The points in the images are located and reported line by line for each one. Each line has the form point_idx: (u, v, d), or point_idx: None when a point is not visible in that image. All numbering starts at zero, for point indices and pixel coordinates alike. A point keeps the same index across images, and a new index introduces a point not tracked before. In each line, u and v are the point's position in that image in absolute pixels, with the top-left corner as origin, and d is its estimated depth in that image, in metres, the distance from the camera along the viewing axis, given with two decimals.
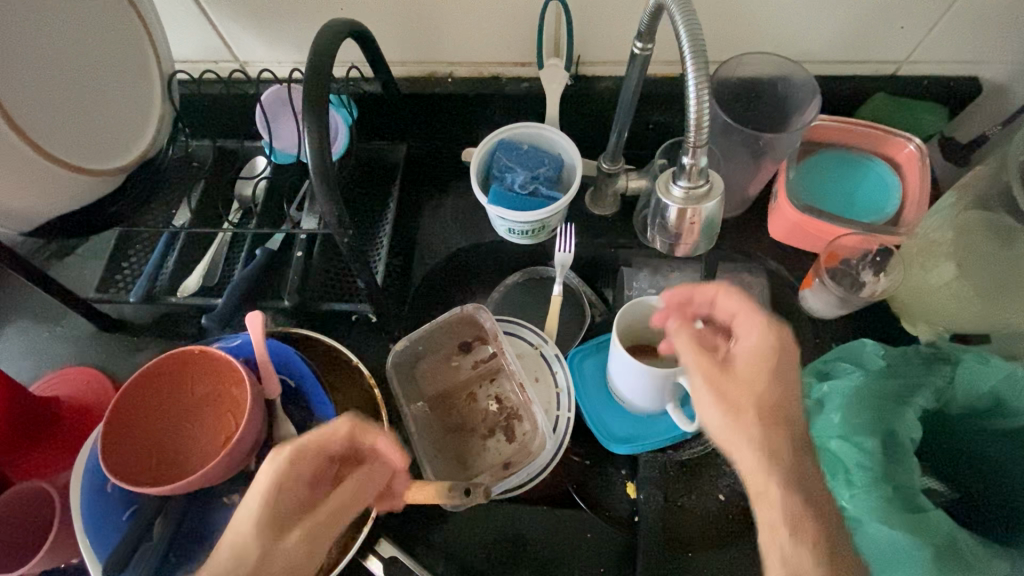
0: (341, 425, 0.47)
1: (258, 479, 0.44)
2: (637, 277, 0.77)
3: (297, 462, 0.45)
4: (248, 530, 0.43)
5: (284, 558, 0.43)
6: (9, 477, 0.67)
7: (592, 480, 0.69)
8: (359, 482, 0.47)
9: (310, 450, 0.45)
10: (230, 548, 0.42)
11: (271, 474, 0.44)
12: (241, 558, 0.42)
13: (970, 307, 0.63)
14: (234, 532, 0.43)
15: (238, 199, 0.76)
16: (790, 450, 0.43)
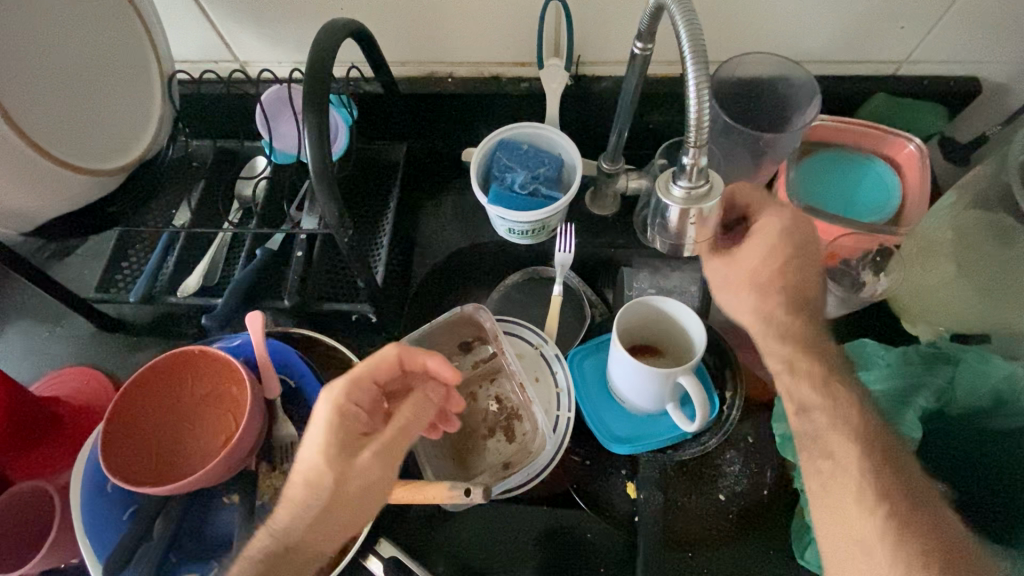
0: (387, 352, 0.49)
1: (317, 414, 0.48)
2: (637, 278, 0.77)
3: (349, 392, 0.48)
4: (316, 457, 0.46)
5: (360, 474, 0.47)
6: (9, 477, 0.67)
7: (594, 480, 0.68)
8: (416, 402, 0.50)
9: (360, 381, 0.48)
10: (306, 475, 0.47)
11: (327, 408, 0.47)
12: (317, 482, 0.46)
13: (972, 307, 0.63)
14: (303, 461, 0.47)
15: (238, 199, 0.76)
16: (781, 311, 0.49)
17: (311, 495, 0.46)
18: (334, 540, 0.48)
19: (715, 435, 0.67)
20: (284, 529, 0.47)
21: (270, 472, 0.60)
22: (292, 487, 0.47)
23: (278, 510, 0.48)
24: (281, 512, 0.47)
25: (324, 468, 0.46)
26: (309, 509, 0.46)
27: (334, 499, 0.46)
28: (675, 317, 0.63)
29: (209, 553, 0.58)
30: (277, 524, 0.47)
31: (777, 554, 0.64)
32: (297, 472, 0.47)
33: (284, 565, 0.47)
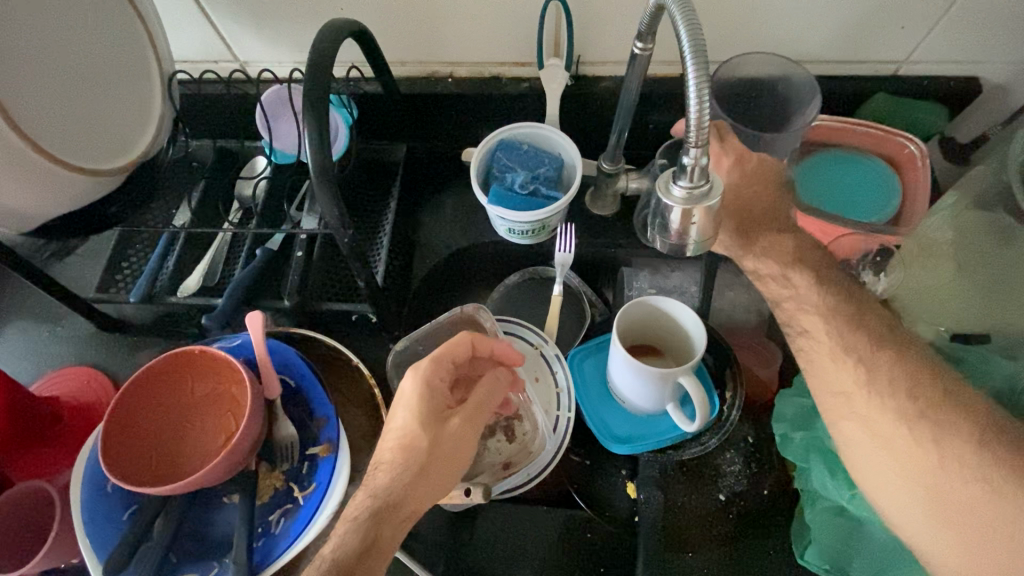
0: (461, 337, 0.55)
1: (402, 390, 0.53)
2: (637, 277, 0.81)
3: (435, 370, 0.53)
4: (411, 425, 0.51)
5: (450, 437, 0.52)
6: (9, 478, 0.67)
7: (593, 480, 0.68)
8: (491, 381, 0.55)
9: (445, 359, 0.54)
10: (400, 441, 0.51)
11: (413, 384, 0.52)
12: (415, 445, 0.51)
13: (973, 306, 0.62)
14: (394, 428, 0.52)
15: (238, 199, 0.76)
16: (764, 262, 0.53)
17: (409, 457, 0.50)
18: (426, 501, 0.52)
19: (715, 435, 0.67)
20: (384, 490, 0.50)
21: (270, 472, 0.60)
22: (385, 453, 0.51)
23: (373, 474, 0.51)
24: (375, 478, 0.51)
25: (421, 432, 0.51)
26: (409, 471, 0.50)
27: (431, 460, 0.51)
28: (673, 315, 0.63)
29: (208, 553, 0.57)
30: (378, 485, 0.50)
31: (777, 553, 0.64)
32: (389, 439, 0.52)
33: (386, 523, 0.50)
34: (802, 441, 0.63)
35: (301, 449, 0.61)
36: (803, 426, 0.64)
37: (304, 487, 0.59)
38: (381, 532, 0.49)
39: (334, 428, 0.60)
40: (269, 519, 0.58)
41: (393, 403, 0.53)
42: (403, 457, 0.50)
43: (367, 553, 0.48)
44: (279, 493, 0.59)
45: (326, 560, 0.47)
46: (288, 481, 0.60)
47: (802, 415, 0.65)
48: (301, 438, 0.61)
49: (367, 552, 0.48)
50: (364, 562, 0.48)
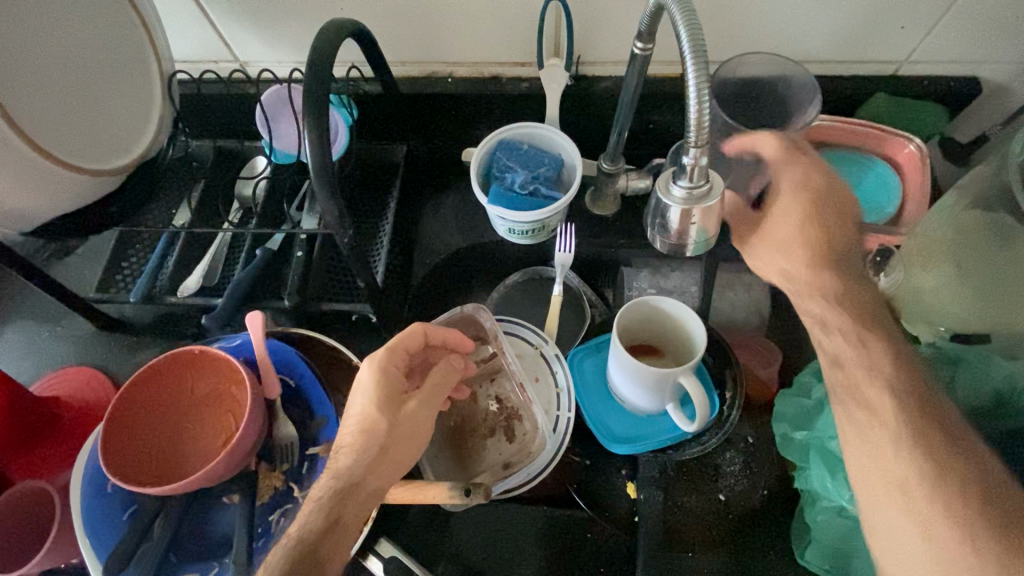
0: (415, 326, 0.55)
1: (360, 379, 0.53)
2: (637, 278, 0.81)
3: (390, 358, 0.53)
4: (368, 410, 0.51)
5: (407, 420, 0.52)
6: (9, 477, 0.67)
7: (593, 480, 0.68)
8: (444, 367, 0.56)
9: (397, 346, 0.54)
10: (359, 425, 0.51)
11: (369, 372, 0.52)
12: (372, 427, 0.50)
13: (971, 308, 0.63)
14: (353, 413, 0.52)
15: (238, 199, 0.76)
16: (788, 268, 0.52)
17: (367, 440, 0.50)
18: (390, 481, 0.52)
19: (715, 435, 0.66)
20: (347, 470, 0.50)
21: (270, 472, 0.60)
22: (346, 437, 0.51)
23: (336, 456, 0.51)
24: (337, 462, 0.51)
25: (377, 416, 0.51)
26: (368, 451, 0.50)
27: (389, 442, 0.51)
28: (674, 314, 0.63)
29: (208, 553, 0.58)
30: (339, 466, 0.50)
31: (778, 554, 0.64)
32: (349, 422, 0.51)
33: (350, 502, 0.49)
34: (801, 441, 0.64)
35: (301, 449, 0.61)
36: (803, 425, 0.65)
37: (304, 487, 0.59)
38: (345, 510, 0.49)
39: (335, 428, 0.61)
40: (269, 519, 0.58)
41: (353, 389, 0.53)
42: (362, 440, 0.50)
43: (330, 531, 0.48)
44: (279, 494, 0.60)
45: (292, 537, 0.47)
46: (288, 481, 0.60)
47: (802, 415, 0.66)
48: (301, 438, 0.61)
49: (329, 531, 0.48)
50: (327, 541, 0.47)
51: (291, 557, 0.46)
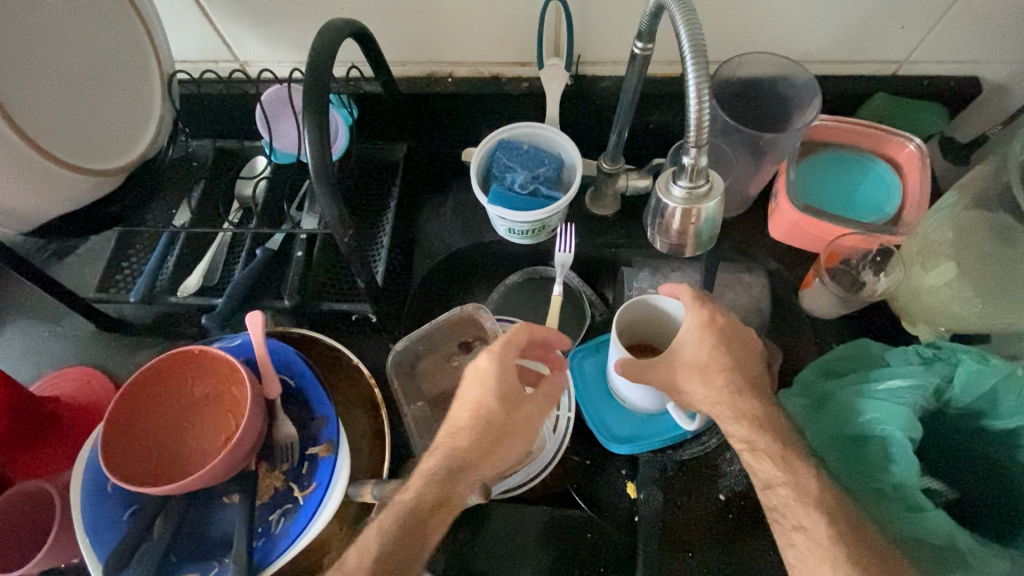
0: (520, 326, 0.56)
1: (476, 367, 0.56)
2: (637, 277, 0.79)
3: (506, 353, 0.55)
4: (487, 398, 0.55)
5: (520, 417, 0.56)
6: (9, 478, 0.67)
7: (592, 479, 0.70)
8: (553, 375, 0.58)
9: (518, 337, 0.55)
10: (474, 410, 0.55)
11: (489, 363, 0.55)
12: (487, 415, 0.55)
13: (971, 308, 0.62)
14: (467, 399, 0.56)
15: (238, 199, 0.76)
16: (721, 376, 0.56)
17: (483, 426, 0.55)
18: (496, 467, 0.56)
19: (715, 435, 0.68)
20: (462, 452, 0.54)
21: (270, 472, 0.60)
22: (459, 419, 0.56)
23: (452, 436, 0.55)
24: (452, 441, 0.55)
25: (497, 408, 0.55)
26: (481, 437, 0.55)
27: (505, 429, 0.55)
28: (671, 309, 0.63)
29: (208, 553, 0.58)
30: (457, 447, 0.54)
31: (777, 554, 0.63)
32: (463, 405, 0.56)
33: (459, 482, 0.54)
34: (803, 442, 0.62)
35: (301, 449, 0.61)
36: (804, 425, 0.63)
37: (304, 487, 0.59)
38: (454, 490, 0.54)
39: (335, 428, 0.60)
40: (269, 519, 0.58)
41: (467, 373, 0.57)
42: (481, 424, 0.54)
43: (440, 506, 0.53)
44: (279, 493, 0.59)
45: (404, 503, 0.52)
46: (287, 481, 0.60)
47: (802, 415, 0.64)
48: (301, 438, 0.61)
49: (439, 505, 0.53)
50: (436, 514, 0.53)
51: (402, 525, 0.51)
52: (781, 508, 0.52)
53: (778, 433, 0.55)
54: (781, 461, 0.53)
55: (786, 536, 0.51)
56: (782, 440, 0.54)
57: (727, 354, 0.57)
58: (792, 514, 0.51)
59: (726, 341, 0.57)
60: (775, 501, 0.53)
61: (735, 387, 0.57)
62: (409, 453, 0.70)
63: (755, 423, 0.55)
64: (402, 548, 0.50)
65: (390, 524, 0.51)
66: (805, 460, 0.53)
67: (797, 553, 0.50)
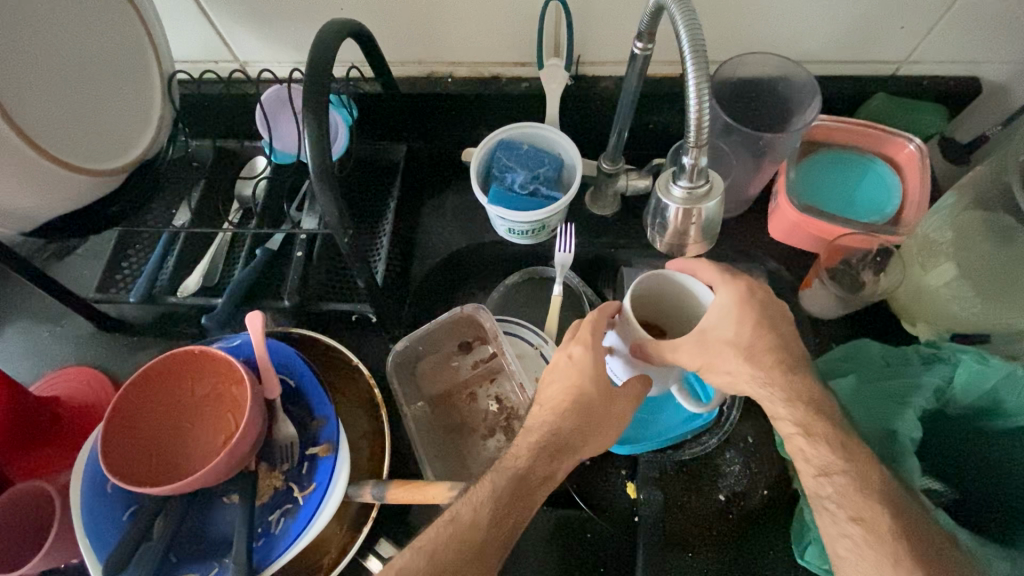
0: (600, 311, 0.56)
1: (569, 354, 0.55)
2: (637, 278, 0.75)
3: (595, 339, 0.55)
4: (584, 383, 0.54)
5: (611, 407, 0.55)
6: (9, 478, 0.67)
7: (592, 480, 0.68)
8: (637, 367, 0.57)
9: (603, 323, 0.56)
10: (572, 391, 0.54)
11: (582, 350, 0.54)
12: (584, 399, 0.54)
13: (971, 308, 0.63)
14: (564, 379, 0.54)
15: (238, 199, 0.77)
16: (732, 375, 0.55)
17: (581, 408, 0.54)
18: (596, 449, 0.55)
19: (715, 435, 0.68)
20: (569, 431, 0.53)
21: (270, 472, 0.60)
22: (557, 401, 0.54)
23: (550, 414, 0.54)
24: (554, 421, 0.54)
25: (595, 393, 0.54)
26: (582, 418, 0.54)
27: (602, 412, 0.54)
28: (678, 275, 0.58)
29: (208, 553, 0.58)
30: (563, 425, 0.53)
31: (778, 554, 0.63)
32: (558, 387, 0.54)
33: (565, 457, 0.54)
34: None
35: (301, 449, 0.61)
36: None
37: (304, 487, 0.59)
38: (560, 466, 0.53)
39: (335, 428, 0.60)
40: (269, 519, 0.58)
41: (557, 360, 0.56)
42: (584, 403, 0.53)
43: (546, 479, 0.53)
44: (279, 493, 0.59)
45: (513, 471, 0.52)
46: (287, 481, 0.60)
47: None
48: (302, 438, 0.61)
49: (544, 479, 0.53)
50: (542, 487, 0.53)
51: (512, 488, 0.51)
52: (836, 497, 0.51)
53: (833, 417, 0.53)
54: (840, 448, 0.52)
55: (839, 526, 0.50)
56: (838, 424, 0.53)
57: (771, 333, 0.54)
58: (850, 504, 0.50)
59: (769, 319, 0.55)
60: (825, 490, 0.52)
61: (784, 366, 0.54)
62: (409, 453, 0.70)
63: (812, 407, 0.53)
64: (510, 509, 0.50)
65: (498, 490, 0.51)
66: (859, 451, 0.52)
67: (852, 544, 0.49)
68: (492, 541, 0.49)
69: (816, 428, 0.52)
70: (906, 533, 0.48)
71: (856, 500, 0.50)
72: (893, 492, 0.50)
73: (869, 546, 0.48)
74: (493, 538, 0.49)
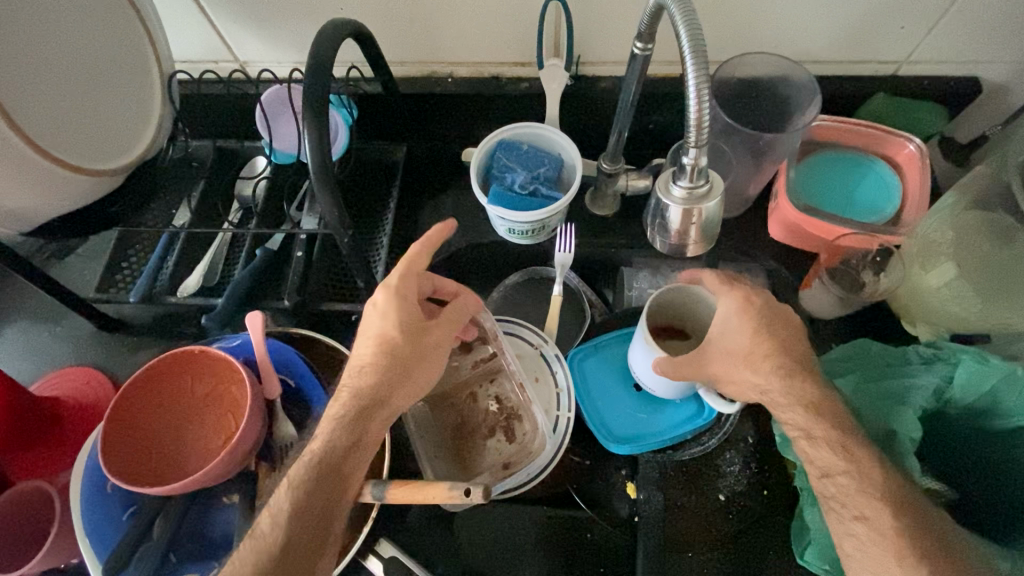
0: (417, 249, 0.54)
1: (373, 302, 0.54)
2: (637, 278, 0.79)
3: (405, 284, 0.54)
4: (388, 329, 0.53)
5: (430, 347, 0.55)
6: (9, 478, 0.67)
7: (592, 479, 0.69)
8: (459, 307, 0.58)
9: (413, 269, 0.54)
10: (376, 343, 0.54)
11: (384, 295, 0.53)
12: (391, 348, 0.53)
13: (971, 308, 0.62)
14: (370, 332, 0.54)
15: (238, 199, 0.76)
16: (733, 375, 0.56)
17: (386, 359, 0.53)
18: (407, 396, 0.55)
19: (715, 435, 0.68)
20: (370, 392, 0.53)
21: (269, 472, 0.60)
22: (364, 356, 0.54)
23: (357, 374, 0.54)
24: (357, 381, 0.53)
25: (400, 342, 0.53)
26: (385, 372, 0.53)
27: (405, 360, 0.54)
28: (691, 286, 0.60)
29: (208, 553, 0.58)
30: (363, 386, 0.53)
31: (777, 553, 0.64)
32: (364, 341, 0.54)
33: (371, 420, 0.53)
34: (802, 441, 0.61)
35: (301, 449, 0.61)
36: None
37: None
38: (367, 430, 0.53)
39: None
40: None
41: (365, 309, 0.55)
42: (383, 358, 0.53)
43: (353, 449, 0.52)
44: None
45: (314, 454, 0.51)
46: None
47: None
48: (301, 438, 0.62)
49: (351, 449, 0.52)
50: (348, 461, 0.52)
51: (315, 472, 0.50)
52: (840, 497, 0.50)
53: (833, 416, 0.53)
54: (846, 450, 0.51)
55: (846, 524, 0.50)
56: (842, 426, 0.52)
57: (768, 337, 0.54)
58: (853, 503, 0.50)
59: (769, 320, 0.55)
60: (831, 492, 0.51)
61: (786, 369, 0.54)
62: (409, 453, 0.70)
63: (813, 409, 0.53)
64: (318, 497, 0.50)
65: (300, 479, 0.50)
66: (861, 449, 0.51)
67: (857, 543, 0.49)
68: (298, 536, 0.48)
69: (817, 432, 0.52)
70: (912, 529, 0.48)
71: (859, 502, 0.49)
72: (896, 491, 0.49)
73: (875, 545, 0.48)
74: (298, 531, 0.48)
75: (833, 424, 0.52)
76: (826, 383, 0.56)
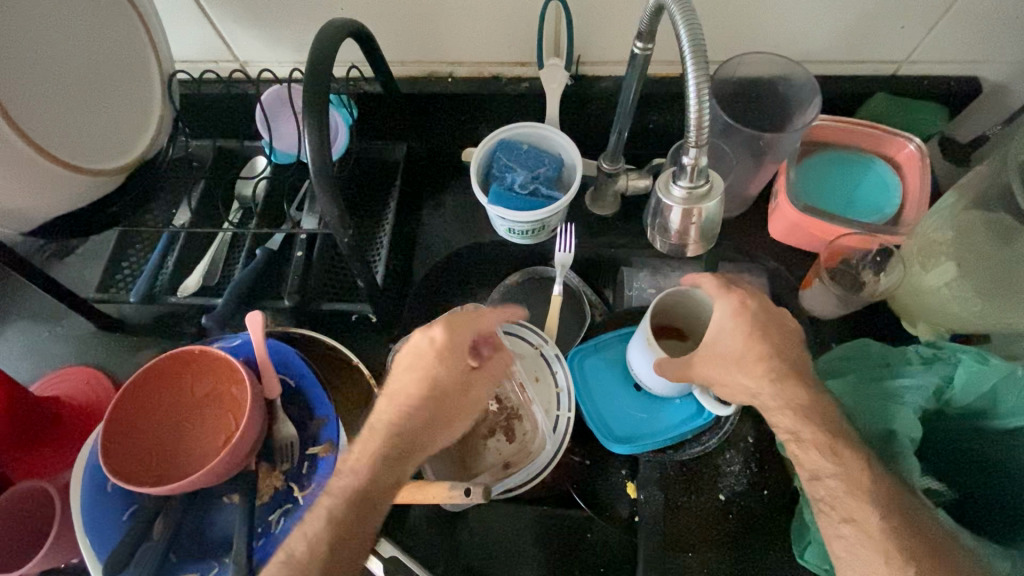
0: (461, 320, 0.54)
1: (428, 339, 0.53)
2: (637, 278, 0.79)
3: (460, 332, 0.53)
4: (435, 369, 0.53)
5: (461, 399, 0.55)
6: (9, 477, 0.67)
7: (593, 479, 0.69)
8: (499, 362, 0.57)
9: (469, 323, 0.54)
10: (423, 379, 0.53)
11: (441, 337, 0.53)
12: (438, 389, 0.53)
13: (971, 307, 0.62)
14: (417, 370, 0.53)
15: (238, 199, 0.76)
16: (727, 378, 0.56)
17: (431, 400, 0.53)
18: (443, 437, 0.55)
19: (715, 435, 0.67)
20: (412, 430, 0.52)
21: (270, 472, 0.60)
22: (407, 392, 0.53)
23: (397, 409, 0.53)
24: (397, 415, 0.53)
25: (448, 382, 0.53)
26: (430, 410, 0.53)
27: (442, 404, 0.54)
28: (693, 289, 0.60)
29: (208, 553, 0.58)
30: (405, 421, 0.52)
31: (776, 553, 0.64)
32: (410, 379, 0.53)
33: (411, 458, 0.53)
34: None
35: (301, 449, 0.61)
36: None
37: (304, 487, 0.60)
38: (405, 471, 0.52)
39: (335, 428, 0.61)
40: (269, 519, 0.58)
41: (414, 342, 0.54)
42: (428, 395, 0.53)
43: (393, 487, 0.51)
44: (279, 493, 0.60)
45: (354, 488, 0.50)
46: (288, 481, 0.60)
47: None
48: (301, 438, 0.61)
49: (391, 487, 0.51)
50: (386, 497, 0.51)
51: (354, 506, 0.49)
52: (830, 499, 0.51)
53: (827, 417, 0.53)
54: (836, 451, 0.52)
55: (833, 527, 0.50)
56: (830, 428, 0.53)
57: (763, 341, 0.54)
58: (842, 505, 0.50)
59: (767, 321, 0.55)
60: (822, 493, 0.52)
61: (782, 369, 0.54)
62: None
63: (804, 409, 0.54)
64: (355, 530, 0.49)
65: (339, 515, 0.48)
66: (857, 449, 0.52)
67: (847, 544, 0.49)
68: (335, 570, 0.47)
69: (805, 434, 0.53)
70: (904, 530, 0.48)
71: (848, 504, 0.50)
72: (884, 493, 0.50)
73: (867, 546, 0.48)
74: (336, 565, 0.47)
75: (826, 424, 0.53)
76: (822, 384, 0.56)
